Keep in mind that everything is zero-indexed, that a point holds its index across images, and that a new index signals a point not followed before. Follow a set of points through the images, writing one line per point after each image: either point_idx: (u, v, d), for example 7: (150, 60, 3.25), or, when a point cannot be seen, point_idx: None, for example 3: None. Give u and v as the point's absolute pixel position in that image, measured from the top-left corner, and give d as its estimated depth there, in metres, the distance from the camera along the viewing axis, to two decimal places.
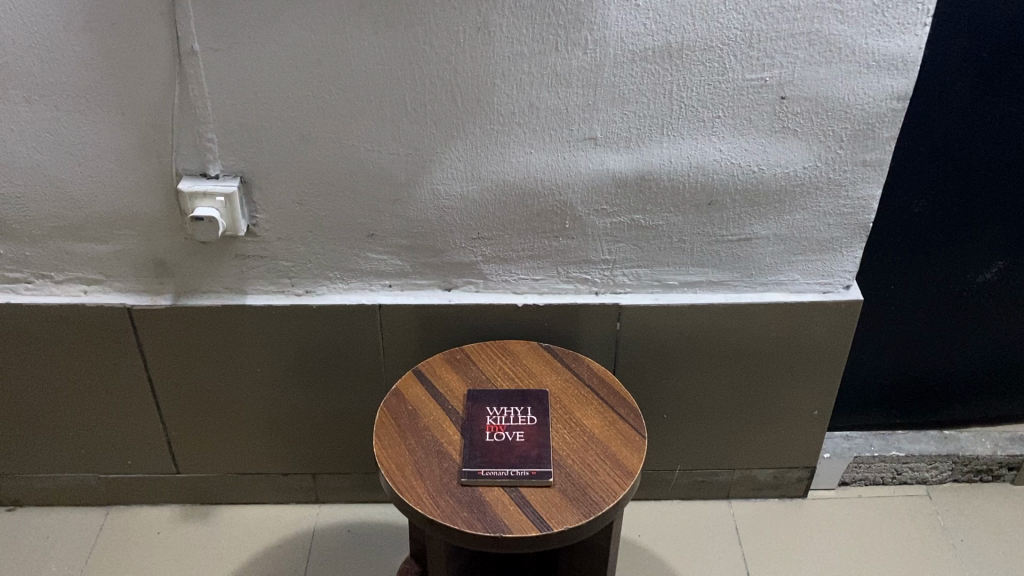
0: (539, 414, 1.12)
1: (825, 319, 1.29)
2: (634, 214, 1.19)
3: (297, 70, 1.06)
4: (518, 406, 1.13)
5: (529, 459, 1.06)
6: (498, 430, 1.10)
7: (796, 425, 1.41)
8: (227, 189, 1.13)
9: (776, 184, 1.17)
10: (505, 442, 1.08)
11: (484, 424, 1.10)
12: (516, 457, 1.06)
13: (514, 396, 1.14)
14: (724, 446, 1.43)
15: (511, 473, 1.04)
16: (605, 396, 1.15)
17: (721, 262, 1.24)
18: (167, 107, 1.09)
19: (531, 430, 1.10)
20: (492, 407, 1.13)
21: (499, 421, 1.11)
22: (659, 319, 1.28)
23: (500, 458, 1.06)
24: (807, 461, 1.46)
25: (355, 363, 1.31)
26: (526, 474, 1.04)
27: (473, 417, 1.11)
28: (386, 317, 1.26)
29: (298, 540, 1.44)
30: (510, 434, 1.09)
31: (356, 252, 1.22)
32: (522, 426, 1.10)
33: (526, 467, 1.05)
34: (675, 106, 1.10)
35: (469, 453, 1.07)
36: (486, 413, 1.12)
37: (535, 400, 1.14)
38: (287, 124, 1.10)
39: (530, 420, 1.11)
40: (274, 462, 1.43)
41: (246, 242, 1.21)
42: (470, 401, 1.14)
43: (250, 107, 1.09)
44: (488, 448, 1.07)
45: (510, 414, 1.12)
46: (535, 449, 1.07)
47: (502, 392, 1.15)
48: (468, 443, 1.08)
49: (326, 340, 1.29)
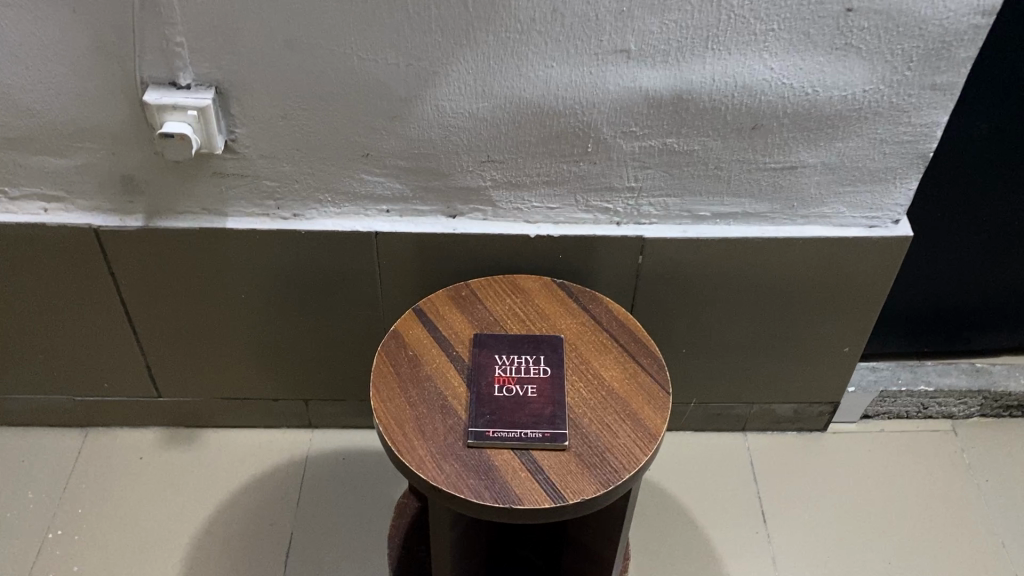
0: (554, 365, 1.01)
1: (867, 255, 1.17)
2: (666, 138, 1.05)
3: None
4: (531, 355, 1.02)
5: (543, 417, 0.96)
6: (508, 383, 0.99)
7: (823, 361, 1.32)
8: (201, 103, 0.98)
9: (831, 108, 1.03)
10: (516, 397, 0.98)
11: (492, 375, 1.00)
12: (528, 416, 0.96)
13: (526, 343, 1.04)
14: (744, 381, 1.34)
15: (523, 435, 0.94)
16: (626, 344, 1.05)
17: (760, 192, 1.11)
18: (125, 4, 0.92)
19: (545, 384, 0.99)
20: (501, 355, 1.02)
21: (509, 372, 1.00)
22: (685, 253, 1.16)
23: (511, 417, 0.96)
24: (831, 396, 1.38)
25: (350, 290, 1.19)
26: (541, 436, 0.94)
27: (481, 366, 1.01)
28: (384, 245, 1.14)
29: (290, 470, 1.36)
30: (521, 389, 0.99)
31: (351, 174, 1.08)
32: (535, 379, 1.00)
33: (540, 428, 0.95)
34: (724, 17, 0.94)
35: (477, 410, 0.96)
36: (495, 362, 1.01)
37: (550, 348, 1.03)
38: (268, 28, 0.94)
39: (543, 372, 1.01)
40: (263, 388, 1.34)
41: (224, 160, 1.06)
42: (477, 347, 1.03)
43: (224, 5, 0.92)
44: (497, 404, 0.97)
45: (521, 364, 1.01)
46: (550, 406, 0.97)
47: (513, 338, 1.04)
48: (476, 397, 0.98)
49: (316, 266, 1.17)
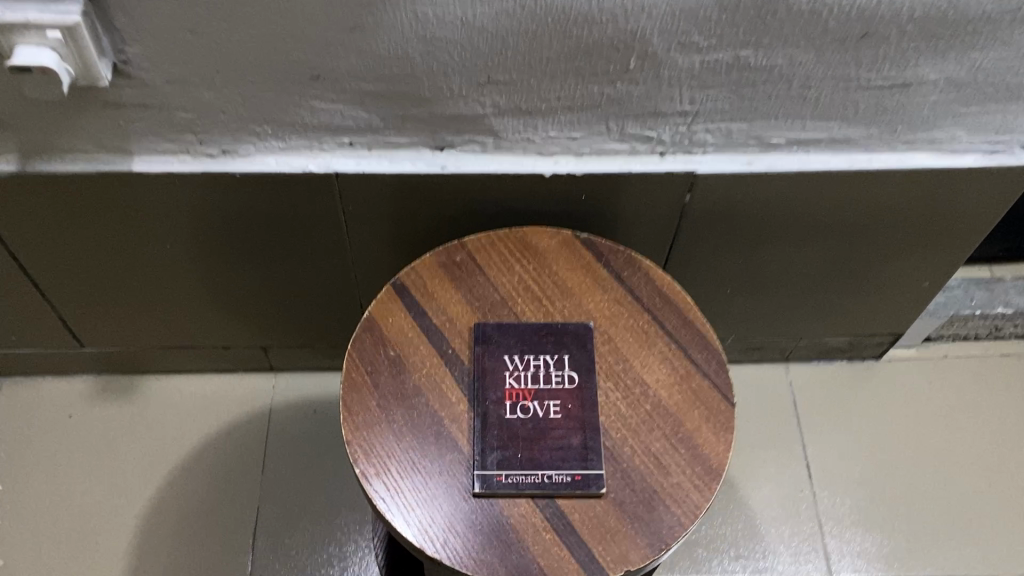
0: (582, 370, 0.77)
1: (980, 186, 0.90)
2: (739, 50, 0.74)
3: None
4: (551, 355, 0.78)
5: (571, 451, 0.73)
6: (523, 399, 0.76)
7: (894, 294, 1.08)
8: (64, 21, 0.65)
9: (978, 9, 0.71)
10: (535, 421, 0.75)
11: (501, 387, 0.76)
12: (552, 451, 0.73)
13: (545, 337, 0.79)
14: (795, 313, 1.11)
15: (546, 480, 0.72)
16: (674, 331, 0.80)
17: (856, 115, 0.82)
18: None
19: (571, 398, 0.76)
20: (513, 356, 0.77)
21: (524, 384, 0.76)
22: (747, 188, 0.88)
23: (530, 452, 0.73)
24: (895, 328, 1.15)
25: (309, 234, 0.93)
26: (569, 480, 0.72)
27: (486, 375, 0.76)
28: (349, 187, 0.86)
29: (252, 425, 1.14)
30: (540, 408, 0.75)
31: (298, 102, 0.78)
32: (558, 392, 0.76)
33: (567, 468, 0.72)
34: None
35: (483, 443, 0.73)
36: (505, 368, 0.77)
37: (575, 343, 0.78)
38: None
39: (569, 381, 0.76)
40: (210, 333, 1.10)
41: (116, 89, 0.75)
42: (479, 344, 0.78)
43: None
44: (510, 433, 0.74)
45: (539, 371, 0.77)
46: (579, 434, 0.74)
47: (527, 328, 0.79)
48: (481, 422, 0.74)
49: (260, 209, 0.89)
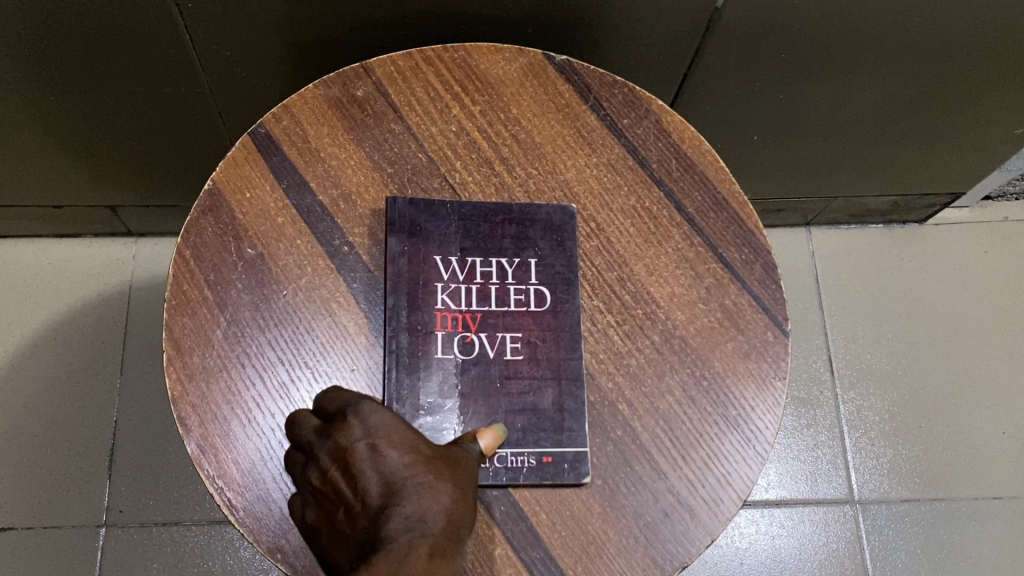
0: (555, 282, 0.50)
1: None
2: None
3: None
4: (509, 258, 0.50)
5: (539, 418, 0.47)
6: (464, 330, 0.48)
7: (971, 143, 0.80)
8: None
9: None
10: (482, 369, 0.48)
11: (432, 310, 0.48)
12: (508, 417, 0.47)
13: (500, 229, 0.50)
14: (835, 166, 0.83)
15: (497, 465, 0.46)
16: (699, 218, 0.52)
17: None
18: None
19: (538, 330, 0.49)
20: (449, 260, 0.49)
21: (466, 305, 0.49)
22: None
23: (473, 420, 0.47)
24: (956, 185, 0.89)
25: (138, 46, 0.60)
26: (533, 465, 0.46)
27: (406, 289, 0.48)
28: None
29: (105, 310, 0.85)
30: (490, 343, 0.48)
31: None
32: (518, 319, 0.49)
33: (532, 447, 0.46)
34: None
35: (399, 403, 0.46)
36: (437, 278, 0.49)
37: (547, 240, 0.50)
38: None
39: (535, 301, 0.49)
40: (29, 189, 0.78)
41: None
42: (396, 238, 0.49)
43: None
44: (443, 387, 0.47)
45: (490, 284, 0.49)
46: (551, 389, 0.47)
47: (472, 212, 0.50)
48: (398, 369, 0.47)
49: (44, 5, 0.56)
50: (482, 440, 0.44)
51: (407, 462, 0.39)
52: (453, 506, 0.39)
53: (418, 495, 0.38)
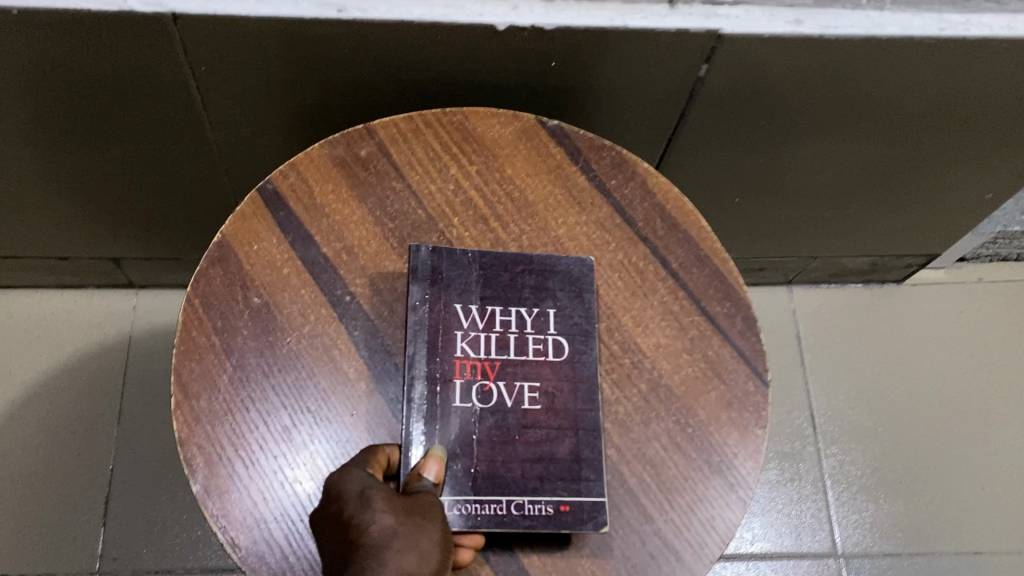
0: (577, 334, 0.51)
1: None
2: None
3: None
4: (528, 308, 0.51)
5: (557, 466, 0.47)
6: (482, 377, 0.49)
7: (944, 208, 0.84)
8: None
9: None
10: (501, 415, 0.48)
11: (451, 358, 0.49)
12: (524, 465, 0.47)
13: (520, 278, 0.51)
14: (814, 227, 0.87)
15: (513, 513, 0.46)
16: (683, 273, 0.55)
17: None
18: None
19: (557, 381, 0.50)
20: (468, 307, 0.50)
21: (485, 353, 0.49)
22: (787, 59, 0.61)
23: (488, 466, 0.47)
24: (931, 247, 0.92)
25: (152, 106, 0.64)
26: (549, 513, 0.46)
27: (428, 334, 0.49)
28: (196, 37, 0.56)
29: (103, 359, 0.87)
30: (509, 392, 0.49)
31: None
32: (538, 368, 0.50)
33: (549, 495, 0.47)
34: None
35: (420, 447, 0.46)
36: (457, 325, 0.50)
37: (566, 291, 0.52)
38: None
39: (553, 351, 0.50)
40: (36, 240, 0.81)
41: None
42: (419, 283, 0.50)
43: None
44: (460, 435, 0.47)
45: (509, 332, 0.50)
46: (569, 438, 0.48)
47: (493, 262, 0.52)
48: (417, 413, 0.47)
49: (65, 68, 0.59)
50: (429, 472, 0.45)
51: (369, 518, 0.38)
52: (406, 563, 0.36)
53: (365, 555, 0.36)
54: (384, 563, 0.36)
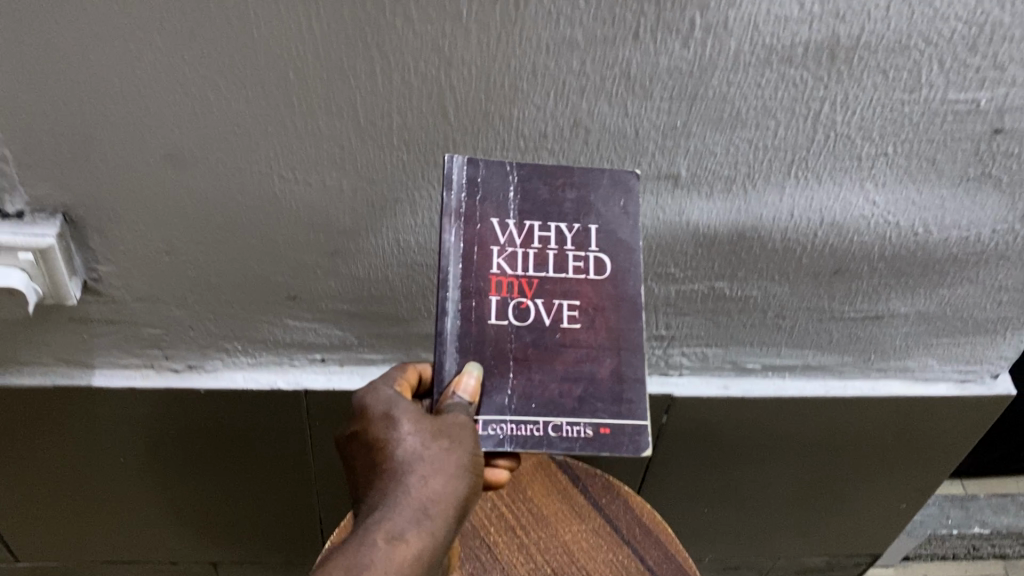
0: (616, 249, 0.58)
1: (956, 416, 0.90)
2: (715, 281, 0.75)
3: (139, 18, 0.54)
4: (568, 223, 0.58)
5: (596, 388, 0.56)
6: (519, 296, 0.56)
7: (874, 516, 1.06)
8: (38, 242, 0.65)
9: (945, 250, 0.74)
10: (538, 323, 0.56)
11: (488, 275, 0.56)
12: (565, 384, 0.55)
13: (559, 197, 0.58)
14: (773, 532, 1.08)
15: (550, 434, 0.54)
16: (655, 566, 0.75)
17: (830, 344, 0.83)
18: None
19: (595, 300, 0.57)
20: (507, 223, 0.57)
21: (524, 271, 0.56)
22: (722, 412, 0.88)
23: (526, 386, 0.55)
24: (874, 549, 1.13)
25: (273, 449, 0.89)
26: (589, 433, 0.55)
27: (470, 250, 0.56)
28: (317, 404, 0.83)
29: None
30: (546, 311, 0.56)
31: (271, 318, 0.76)
32: (578, 285, 0.57)
33: (590, 418, 0.55)
34: (820, 137, 0.64)
35: (460, 357, 0.55)
36: (494, 241, 0.56)
37: (605, 185, 0.59)
38: (131, 118, 0.60)
39: (593, 267, 0.57)
40: (157, 549, 1.03)
41: (86, 304, 0.73)
42: (461, 194, 0.57)
43: (81, 113, 0.59)
44: (498, 348, 0.55)
45: (547, 249, 0.57)
46: (609, 358, 0.56)
47: (539, 179, 0.58)
48: (460, 326, 0.55)
49: (222, 425, 0.85)
50: (462, 387, 0.53)
51: (406, 452, 0.51)
52: (430, 491, 0.49)
53: (394, 488, 0.49)
54: (409, 494, 0.49)
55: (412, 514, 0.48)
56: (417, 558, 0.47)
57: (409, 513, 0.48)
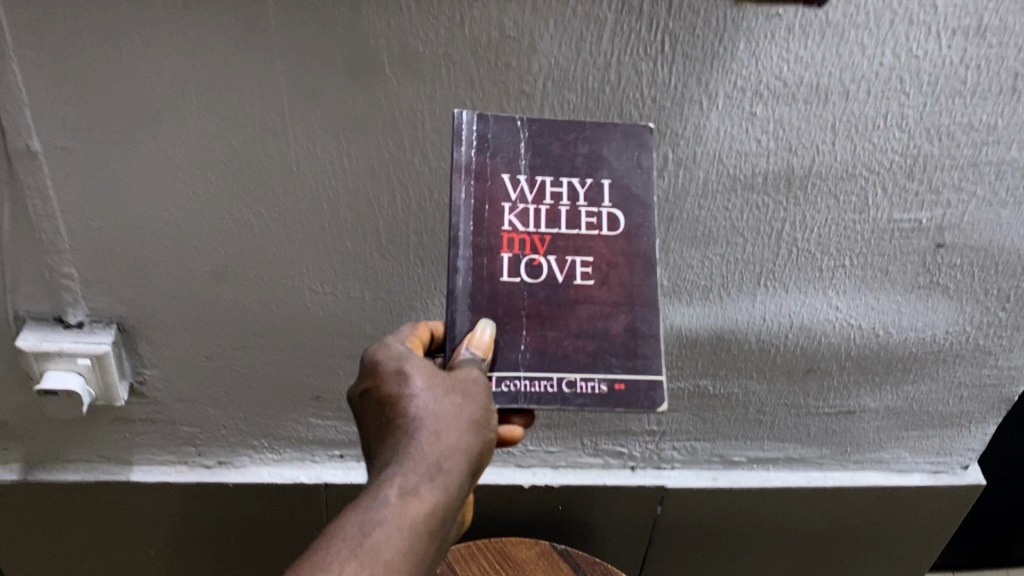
0: (632, 206, 0.55)
1: (932, 505, 0.96)
2: (699, 379, 0.83)
3: (196, 155, 0.64)
4: (580, 178, 0.55)
5: (610, 344, 0.53)
6: (532, 253, 0.54)
7: None
8: (96, 348, 0.73)
9: (905, 350, 0.82)
10: (550, 284, 0.54)
11: (499, 234, 0.54)
12: (577, 342, 0.53)
13: (572, 151, 0.55)
14: None
15: (565, 389, 0.52)
16: None
17: (808, 437, 0.90)
18: (17, 243, 0.68)
19: (609, 255, 0.54)
20: (517, 179, 0.54)
21: (535, 227, 0.54)
22: (712, 502, 0.94)
23: (539, 343, 0.53)
24: None
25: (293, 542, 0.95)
26: (605, 389, 0.52)
27: (480, 207, 0.54)
28: (336, 497, 0.89)
29: None
30: (559, 268, 0.54)
31: (296, 416, 0.84)
32: (590, 242, 0.54)
33: (604, 373, 0.53)
34: (784, 251, 0.73)
35: (471, 315, 0.53)
36: (505, 197, 0.54)
37: (620, 138, 0.56)
38: (183, 240, 0.69)
39: (607, 223, 0.55)
40: None
41: (130, 405, 0.81)
42: (470, 152, 0.54)
43: (142, 237, 0.69)
44: (509, 305, 0.53)
45: (559, 205, 0.54)
46: (623, 314, 0.54)
47: (550, 135, 0.55)
48: (470, 283, 0.53)
49: (247, 518, 0.91)
50: (473, 347, 0.51)
51: (418, 406, 0.48)
52: (444, 449, 0.46)
53: (407, 446, 0.46)
54: (422, 452, 0.46)
55: (426, 470, 0.45)
56: (430, 514, 0.44)
57: (422, 466, 0.45)
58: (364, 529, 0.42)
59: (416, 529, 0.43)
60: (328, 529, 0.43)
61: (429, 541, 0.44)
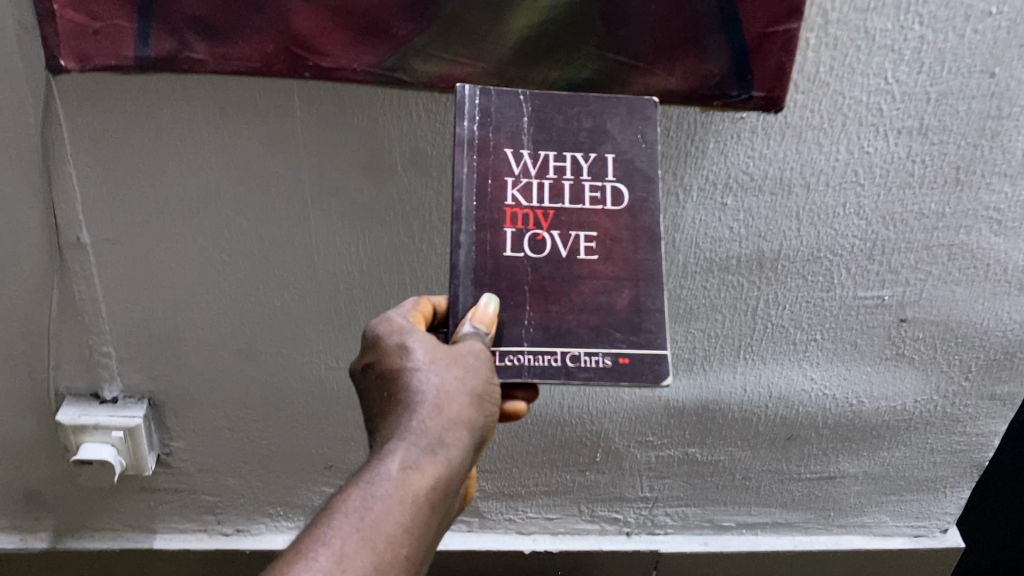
0: (634, 178, 0.56)
1: (915, 568, 1.01)
2: (687, 447, 0.89)
3: (226, 243, 0.72)
4: (584, 153, 0.56)
5: (614, 318, 0.54)
6: (536, 228, 0.55)
7: None
8: (128, 422, 0.79)
9: (878, 418, 0.88)
10: (554, 258, 0.55)
11: (504, 207, 0.55)
12: (580, 315, 0.54)
13: (575, 125, 0.56)
14: None
15: (570, 363, 0.53)
16: None
17: (793, 502, 0.95)
18: (62, 325, 0.75)
19: (612, 230, 0.55)
20: (521, 153, 0.56)
21: (539, 202, 0.55)
22: (705, 567, 0.98)
23: (542, 318, 0.54)
24: None
25: None
26: (609, 363, 0.53)
27: (484, 182, 0.55)
28: None
29: None
30: (563, 243, 0.55)
31: (311, 485, 0.89)
32: (594, 217, 0.55)
33: (608, 347, 0.54)
34: (760, 327, 0.80)
35: (476, 288, 0.53)
36: (509, 171, 0.55)
37: (621, 115, 0.57)
38: (212, 319, 0.76)
39: (611, 197, 0.56)
40: None
41: (156, 475, 0.87)
42: (474, 129, 0.55)
43: (175, 317, 0.76)
44: (513, 279, 0.54)
45: (562, 180, 0.55)
46: (626, 288, 0.55)
47: (554, 110, 0.57)
48: (474, 256, 0.54)
49: None
50: (477, 322, 0.52)
51: (420, 382, 0.50)
52: (444, 423, 0.49)
53: (409, 421, 0.49)
54: (424, 428, 0.49)
55: (427, 445, 0.48)
56: (431, 486, 0.47)
57: (423, 441, 0.48)
58: (368, 501, 0.46)
59: (417, 500, 0.47)
60: (336, 495, 0.47)
61: (432, 507, 0.48)
